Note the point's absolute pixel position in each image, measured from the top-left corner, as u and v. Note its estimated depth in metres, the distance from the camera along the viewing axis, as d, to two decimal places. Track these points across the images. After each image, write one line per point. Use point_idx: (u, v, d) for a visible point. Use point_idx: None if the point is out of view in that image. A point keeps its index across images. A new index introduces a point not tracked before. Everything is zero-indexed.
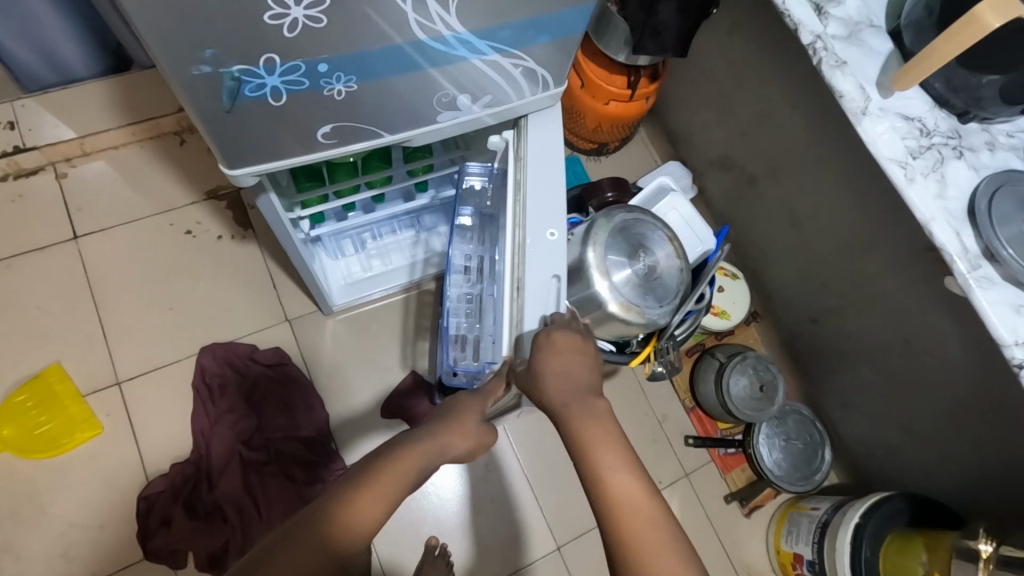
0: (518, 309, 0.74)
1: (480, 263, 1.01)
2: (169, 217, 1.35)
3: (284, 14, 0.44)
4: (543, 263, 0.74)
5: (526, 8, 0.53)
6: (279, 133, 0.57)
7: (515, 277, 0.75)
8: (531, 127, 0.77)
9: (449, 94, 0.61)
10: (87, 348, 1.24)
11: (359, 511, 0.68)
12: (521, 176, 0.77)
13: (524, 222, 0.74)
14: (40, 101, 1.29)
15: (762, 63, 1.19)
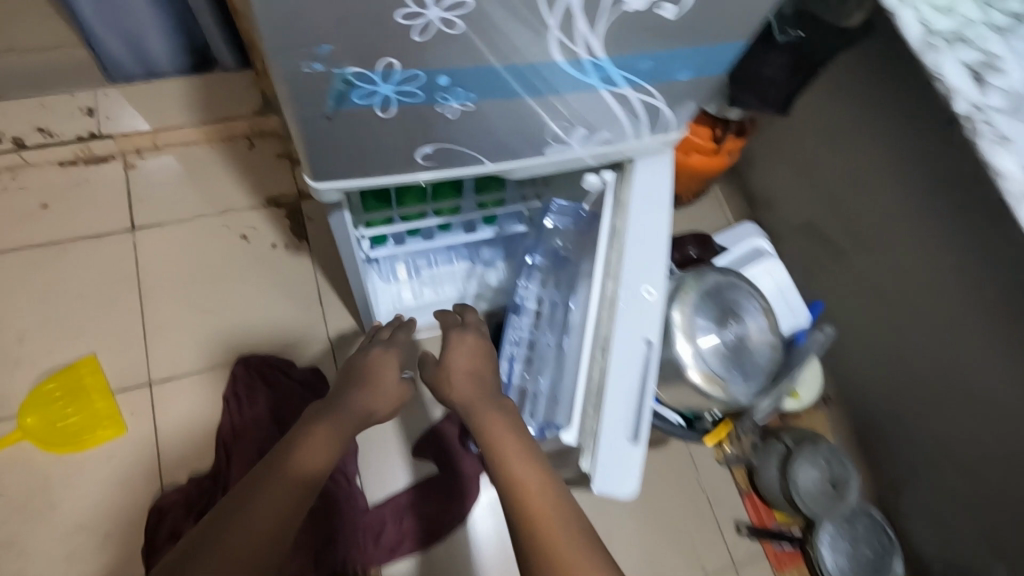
0: (601, 373, 0.68)
1: (551, 307, 0.94)
2: (226, 219, 1.32)
3: (418, 14, 0.39)
4: (636, 322, 0.68)
5: (678, 38, 0.47)
6: (367, 146, 0.51)
7: (602, 334, 0.69)
8: (636, 173, 0.69)
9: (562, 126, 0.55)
10: (125, 342, 1.20)
11: (299, 460, 0.73)
12: (619, 224, 0.70)
13: (620, 273, 0.69)
14: (123, 91, 1.32)
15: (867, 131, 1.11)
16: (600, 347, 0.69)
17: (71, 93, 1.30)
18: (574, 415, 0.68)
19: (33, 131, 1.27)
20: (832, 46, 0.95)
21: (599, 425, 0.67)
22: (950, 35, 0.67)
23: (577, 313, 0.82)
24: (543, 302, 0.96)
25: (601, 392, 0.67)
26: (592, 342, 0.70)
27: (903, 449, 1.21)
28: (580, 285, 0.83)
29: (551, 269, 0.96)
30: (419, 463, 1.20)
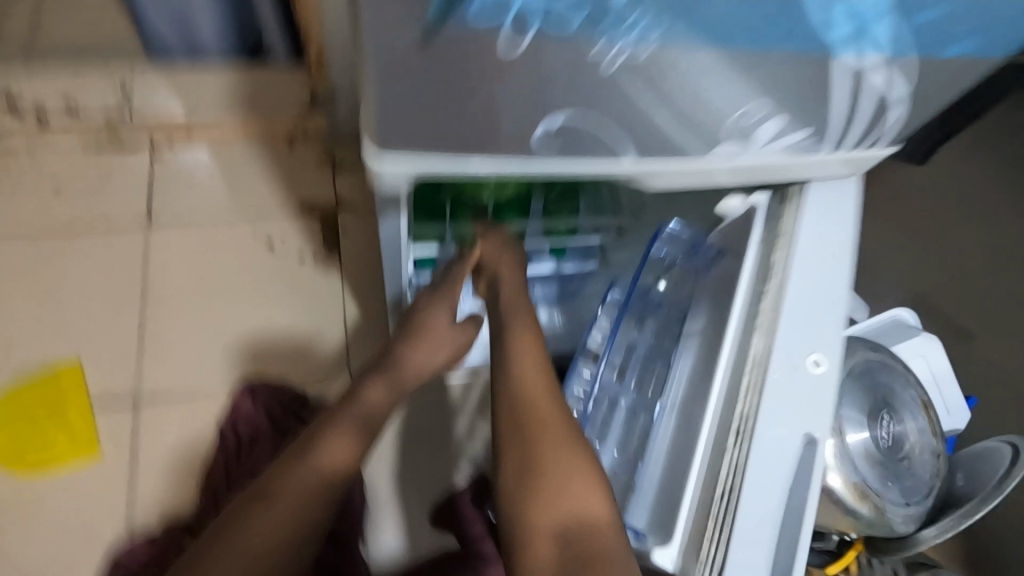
0: (735, 467, 0.49)
1: (650, 357, 0.68)
2: (254, 224, 1.17)
3: None
4: (792, 407, 0.50)
5: None
6: (514, 107, 0.44)
7: (740, 411, 0.50)
8: (811, 210, 0.55)
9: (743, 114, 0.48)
10: (119, 354, 1.03)
11: (321, 453, 0.65)
12: (777, 258, 0.54)
13: (775, 332, 0.51)
14: (160, 74, 1.20)
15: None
16: (734, 430, 0.50)
17: (107, 69, 1.18)
18: (678, 527, 0.50)
19: (59, 105, 1.15)
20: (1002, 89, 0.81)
21: (724, 554, 0.47)
22: None
23: (688, 372, 0.59)
24: (634, 351, 0.70)
25: (737, 491, 0.48)
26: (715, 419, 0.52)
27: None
28: (689, 338, 0.61)
29: (642, 308, 0.69)
30: (438, 533, 1.01)
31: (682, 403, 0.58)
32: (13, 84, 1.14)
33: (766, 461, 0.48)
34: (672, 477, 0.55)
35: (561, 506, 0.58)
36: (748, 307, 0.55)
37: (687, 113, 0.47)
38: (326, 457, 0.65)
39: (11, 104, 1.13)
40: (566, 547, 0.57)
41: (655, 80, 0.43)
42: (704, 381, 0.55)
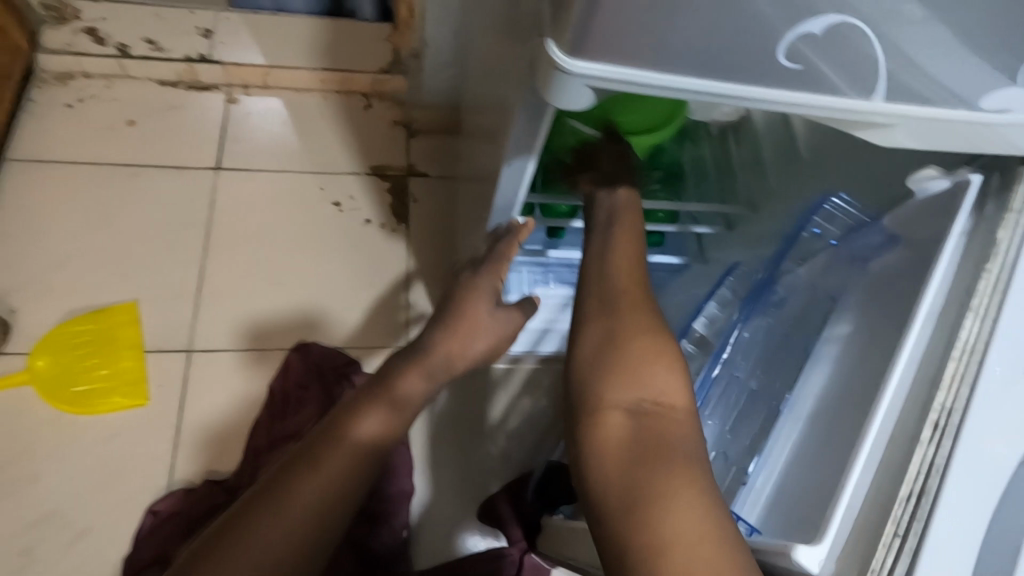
0: (929, 464, 0.40)
1: (789, 345, 0.62)
2: (321, 180, 1.12)
3: None
4: (1006, 407, 0.41)
5: None
6: (747, 14, 0.35)
7: (941, 401, 0.41)
8: None
9: (985, 70, 0.41)
10: (174, 296, 0.99)
11: (348, 427, 0.58)
12: (998, 236, 0.46)
13: (998, 320, 0.43)
14: (245, 18, 1.18)
15: None
16: (934, 422, 0.41)
17: (190, 11, 1.16)
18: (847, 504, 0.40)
19: (139, 41, 1.12)
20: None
21: (917, 543, 0.38)
22: None
23: (838, 351, 0.52)
24: (774, 341, 0.64)
25: (931, 489, 0.39)
26: (904, 405, 0.43)
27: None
28: (849, 321, 0.53)
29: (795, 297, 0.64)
30: (482, 529, 0.93)
31: (834, 393, 0.49)
32: (97, 16, 1.12)
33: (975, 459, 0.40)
34: (812, 460, 0.47)
35: (636, 386, 0.53)
36: (954, 291, 0.46)
37: (934, 54, 0.39)
38: (359, 434, 0.57)
39: (93, 34, 1.11)
40: (636, 428, 0.51)
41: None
42: (880, 368, 0.46)
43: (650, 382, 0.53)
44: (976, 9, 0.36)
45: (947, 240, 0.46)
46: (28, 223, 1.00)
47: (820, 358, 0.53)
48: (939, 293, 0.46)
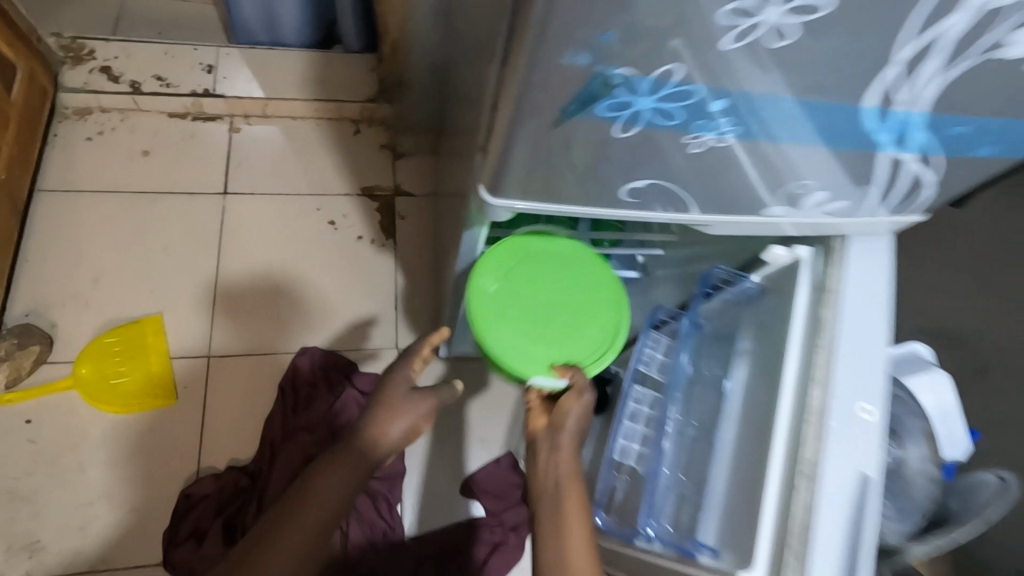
0: (805, 508, 0.48)
1: (704, 390, 0.68)
2: (318, 201, 1.26)
3: (747, 24, 0.37)
4: (851, 449, 0.49)
5: (975, 109, 0.45)
6: (613, 172, 0.49)
7: (805, 455, 0.50)
8: (850, 268, 0.57)
9: (799, 167, 0.51)
10: (193, 308, 1.14)
11: (370, 438, 0.66)
12: (823, 313, 0.56)
13: (830, 380, 0.51)
14: (244, 54, 1.30)
15: None
16: (801, 472, 0.50)
17: (194, 47, 1.28)
18: (761, 551, 0.49)
19: (150, 78, 1.24)
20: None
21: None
22: None
23: (739, 407, 0.61)
24: (697, 381, 0.68)
25: (807, 535, 0.47)
26: (777, 465, 0.52)
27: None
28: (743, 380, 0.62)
29: (705, 348, 0.70)
30: (466, 501, 1.08)
31: (739, 450, 0.58)
32: (111, 55, 1.24)
33: (838, 500, 0.48)
34: (736, 507, 0.55)
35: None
36: (805, 355, 0.55)
37: (755, 162, 0.50)
38: (375, 442, 0.66)
39: (108, 72, 1.23)
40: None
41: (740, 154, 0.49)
42: (761, 428, 0.55)
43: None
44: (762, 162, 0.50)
45: (795, 320, 0.57)
46: (62, 246, 1.14)
47: (728, 410, 0.62)
48: (796, 363, 0.55)
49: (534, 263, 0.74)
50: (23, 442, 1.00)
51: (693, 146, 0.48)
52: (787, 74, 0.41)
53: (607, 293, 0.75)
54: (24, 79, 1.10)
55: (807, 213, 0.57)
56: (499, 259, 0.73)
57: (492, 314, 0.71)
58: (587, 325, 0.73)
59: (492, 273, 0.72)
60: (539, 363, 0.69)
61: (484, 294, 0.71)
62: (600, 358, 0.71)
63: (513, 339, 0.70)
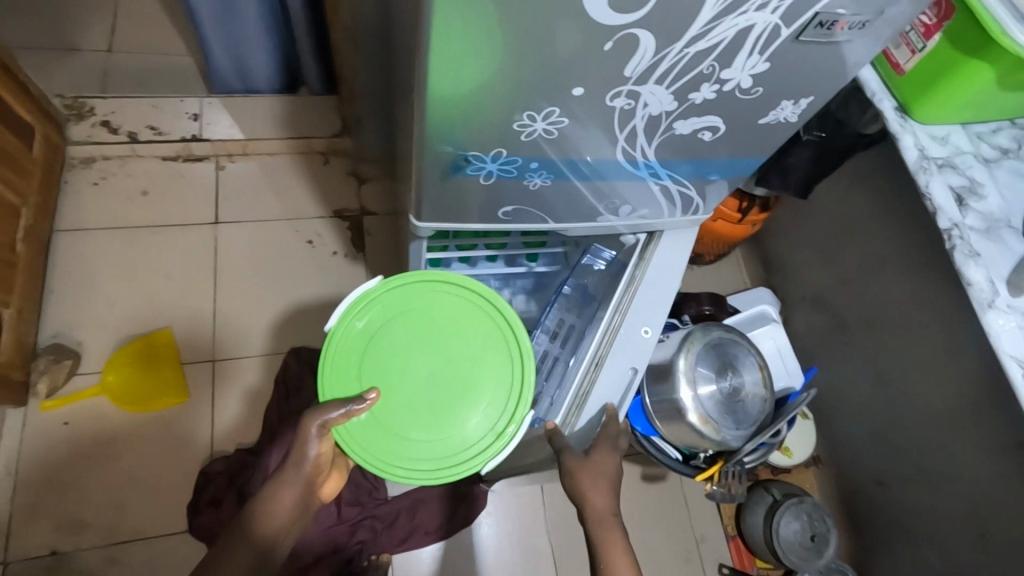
0: (589, 383, 0.78)
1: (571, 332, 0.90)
2: (296, 224, 1.48)
3: (528, 126, 0.51)
4: (628, 353, 0.79)
5: (724, 152, 0.60)
6: None
7: (598, 354, 0.80)
8: (663, 243, 0.83)
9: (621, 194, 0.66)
10: (197, 322, 1.35)
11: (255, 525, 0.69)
12: (639, 273, 0.82)
13: (627, 311, 0.80)
14: (223, 101, 1.49)
15: (864, 222, 1.20)
16: (594, 364, 0.80)
17: (180, 99, 1.47)
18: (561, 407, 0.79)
19: (144, 128, 1.44)
20: (862, 143, 1.03)
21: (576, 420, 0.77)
22: (941, 161, 0.79)
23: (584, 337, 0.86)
24: (564, 325, 0.91)
25: (585, 398, 0.78)
26: (587, 358, 0.81)
27: (892, 518, 1.23)
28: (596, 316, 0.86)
29: (577, 301, 0.91)
30: None
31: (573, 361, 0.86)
32: (108, 111, 1.43)
33: (608, 384, 0.78)
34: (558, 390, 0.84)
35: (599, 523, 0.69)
36: (619, 299, 0.82)
37: (580, 194, 0.65)
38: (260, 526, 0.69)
39: (107, 126, 1.42)
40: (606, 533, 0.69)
41: (566, 187, 0.62)
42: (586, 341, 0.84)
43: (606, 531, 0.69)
44: (588, 186, 0.63)
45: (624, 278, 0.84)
46: (83, 277, 1.34)
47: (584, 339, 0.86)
48: (615, 304, 0.82)
49: (379, 344, 0.73)
50: (65, 441, 1.21)
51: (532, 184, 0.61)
52: (593, 150, 0.56)
53: (474, 314, 0.76)
54: (41, 140, 1.30)
55: (622, 219, 0.73)
56: (344, 375, 0.71)
57: (385, 431, 0.70)
58: (478, 362, 0.74)
59: (351, 383, 0.71)
60: (471, 433, 0.71)
61: (358, 424, 0.69)
62: (521, 389, 0.73)
63: (428, 437, 0.71)
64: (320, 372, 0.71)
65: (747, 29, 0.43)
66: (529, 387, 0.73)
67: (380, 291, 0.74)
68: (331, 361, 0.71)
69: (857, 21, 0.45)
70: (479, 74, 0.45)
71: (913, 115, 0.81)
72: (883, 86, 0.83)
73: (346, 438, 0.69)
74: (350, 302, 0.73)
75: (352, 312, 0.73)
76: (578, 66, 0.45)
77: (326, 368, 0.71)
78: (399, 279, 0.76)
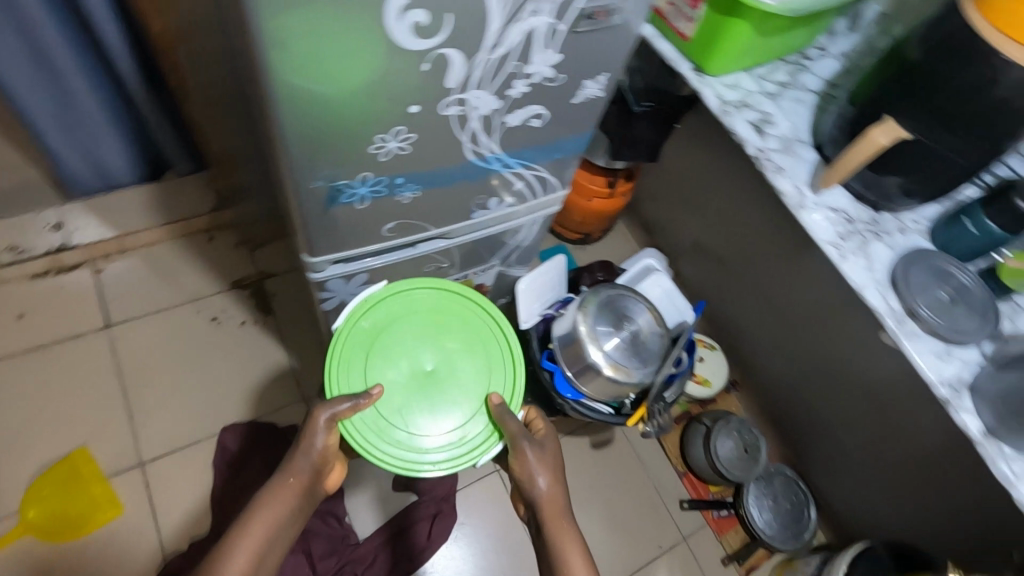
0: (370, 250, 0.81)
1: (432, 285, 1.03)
2: (195, 306, 1.46)
3: (382, 147, 0.59)
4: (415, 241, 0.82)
5: (555, 132, 0.70)
6: None
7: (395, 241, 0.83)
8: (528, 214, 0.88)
9: (489, 186, 0.74)
10: (113, 431, 1.29)
11: (263, 515, 0.72)
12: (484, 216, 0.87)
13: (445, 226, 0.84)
14: (85, 204, 1.44)
15: (710, 168, 1.37)
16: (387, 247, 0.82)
17: (36, 212, 1.40)
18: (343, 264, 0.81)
19: (4, 251, 1.37)
20: (683, 100, 1.20)
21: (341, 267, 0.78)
22: (737, 103, 0.96)
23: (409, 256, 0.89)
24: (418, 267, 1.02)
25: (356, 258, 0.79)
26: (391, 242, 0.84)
27: (807, 414, 1.38)
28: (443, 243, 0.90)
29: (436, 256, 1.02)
30: (400, 493, 1.32)
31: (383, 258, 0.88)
32: None
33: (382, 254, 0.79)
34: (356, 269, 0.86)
35: (554, 522, 0.77)
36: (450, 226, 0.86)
37: (456, 196, 0.73)
38: (268, 516, 0.72)
39: None
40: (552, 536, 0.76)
41: (440, 191, 0.70)
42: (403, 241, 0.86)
43: (558, 534, 0.76)
44: (453, 188, 0.71)
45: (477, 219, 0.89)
46: None
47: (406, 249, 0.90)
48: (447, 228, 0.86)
49: (381, 346, 0.82)
50: None
51: (404, 197, 0.68)
52: (447, 157, 0.65)
53: (465, 318, 0.87)
54: None
55: (495, 210, 0.81)
56: (351, 373, 0.81)
57: (389, 424, 0.79)
58: (471, 361, 0.85)
59: (357, 379, 0.81)
60: (465, 427, 0.81)
61: (364, 417, 0.78)
62: (513, 383, 0.84)
63: (431, 429, 0.80)
64: (327, 370, 0.80)
65: (529, 31, 0.53)
66: (519, 385, 0.84)
67: (381, 295, 0.85)
68: (338, 359, 0.81)
69: (614, 7, 0.56)
70: (322, 105, 0.52)
71: (707, 72, 0.97)
72: (678, 53, 0.99)
73: (352, 429, 0.77)
74: (355, 306, 0.84)
75: (358, 314, 0.84)
76: (404, 86, 0.53)
77: (334, 366, 0.81)
78: (399, 284, 0.87)
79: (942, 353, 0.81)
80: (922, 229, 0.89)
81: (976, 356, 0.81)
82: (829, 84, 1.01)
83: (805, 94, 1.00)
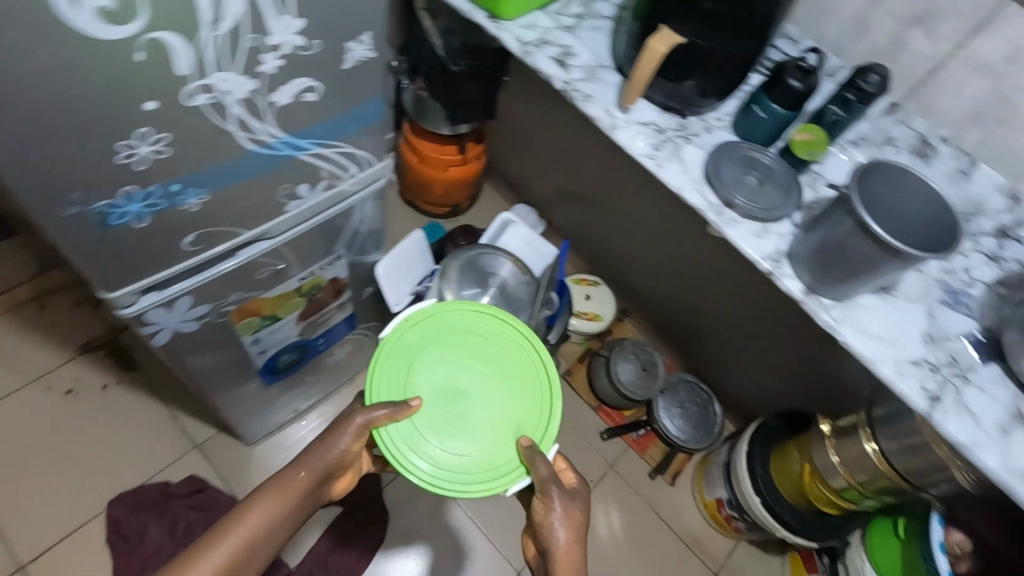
0: None
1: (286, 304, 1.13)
2: (76, 368, 1.48)
3: (133, 153, 0.65)
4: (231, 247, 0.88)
5: (337, 103, 0.77)
6: None
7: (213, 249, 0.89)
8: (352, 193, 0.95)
9: (288, 168, 0.81)
10: (62, 466, 1.37)
11: (273, 498, 0.76)
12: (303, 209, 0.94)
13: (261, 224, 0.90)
14: None
15: (559, 107, 1.44)
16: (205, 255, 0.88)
17: None
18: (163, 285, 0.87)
19: None
20: (496, 53, 1.27)
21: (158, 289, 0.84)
22: (537, 41, 0.98)
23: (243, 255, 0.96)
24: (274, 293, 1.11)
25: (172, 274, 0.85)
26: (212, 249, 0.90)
27: (698, 321, 1.47)
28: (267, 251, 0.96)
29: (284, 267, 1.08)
30: None
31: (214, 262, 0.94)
32: None
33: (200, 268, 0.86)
34: None
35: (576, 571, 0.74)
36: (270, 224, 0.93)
37: (256, 186, 0.80)
38: (280, 498, 0.76)
39: None
40: None
41: (236, 186, 0.78)
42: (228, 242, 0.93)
43: None
44: (245, 181, 0.78)
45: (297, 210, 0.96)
46: None
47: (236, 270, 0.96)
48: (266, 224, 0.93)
49: (423, 360, 0.83)
50: None
51: (190, 205, 0.75)
52: (236, 140, 0.72)
53: (508, 340, 0.87)
54: None
55: (308, 199, 0.89)
56: (391, 382, 0.81)
57: (419, 434, 0.78)
58: (510, 382, 0.84)
59: (395, 389, 0.81)
60: (496, 455, 0.78)
61: (398, 426, 0.77)
62: (548, 414, 0.82)
63: (460, 451, 0.78)
64: (369, 375, 0.81)
65: (251, 13, 0.60)
66: (554, 420, 0.82)
67: (432, 312, 0.88)
68: (380, 366, 0.82)
69: None
70: (85, 117, 0.59)
71: (501, 17, 0.99)
72: (471, 4, 1.02)
73: (384, 437, 0.76)
74: (407, 317, 0.86)
75: (406, 327, 0.86)
76: (156, 83, 0.60)
77: (377, 371, 0.82)
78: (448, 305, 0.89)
79: (760, 232, 0.85)
80: (725, 124, 0.93)
81: (789, 228, 0.86)
82: (620, 8, 1.05)
83: (603, 21, 1.03)
